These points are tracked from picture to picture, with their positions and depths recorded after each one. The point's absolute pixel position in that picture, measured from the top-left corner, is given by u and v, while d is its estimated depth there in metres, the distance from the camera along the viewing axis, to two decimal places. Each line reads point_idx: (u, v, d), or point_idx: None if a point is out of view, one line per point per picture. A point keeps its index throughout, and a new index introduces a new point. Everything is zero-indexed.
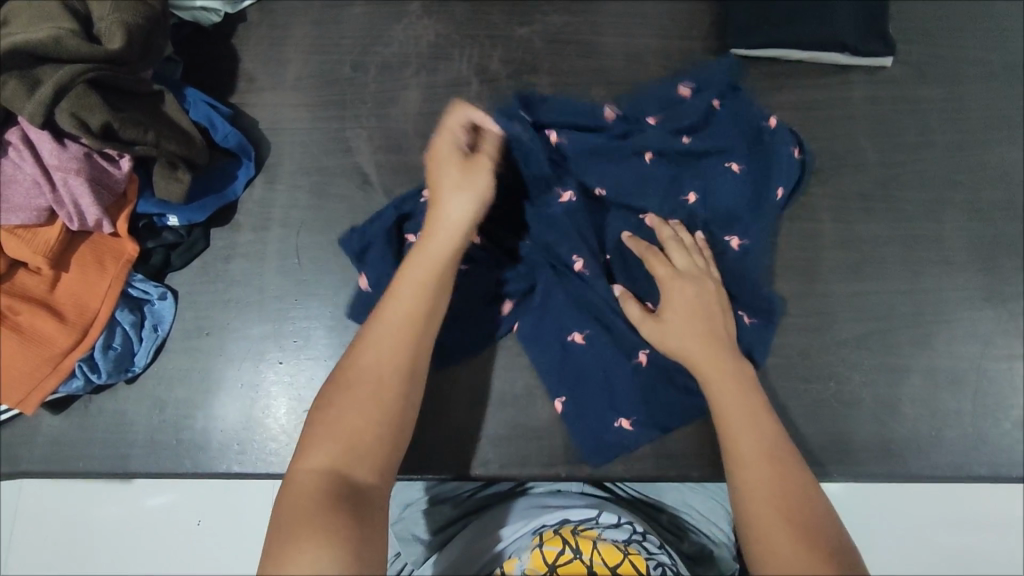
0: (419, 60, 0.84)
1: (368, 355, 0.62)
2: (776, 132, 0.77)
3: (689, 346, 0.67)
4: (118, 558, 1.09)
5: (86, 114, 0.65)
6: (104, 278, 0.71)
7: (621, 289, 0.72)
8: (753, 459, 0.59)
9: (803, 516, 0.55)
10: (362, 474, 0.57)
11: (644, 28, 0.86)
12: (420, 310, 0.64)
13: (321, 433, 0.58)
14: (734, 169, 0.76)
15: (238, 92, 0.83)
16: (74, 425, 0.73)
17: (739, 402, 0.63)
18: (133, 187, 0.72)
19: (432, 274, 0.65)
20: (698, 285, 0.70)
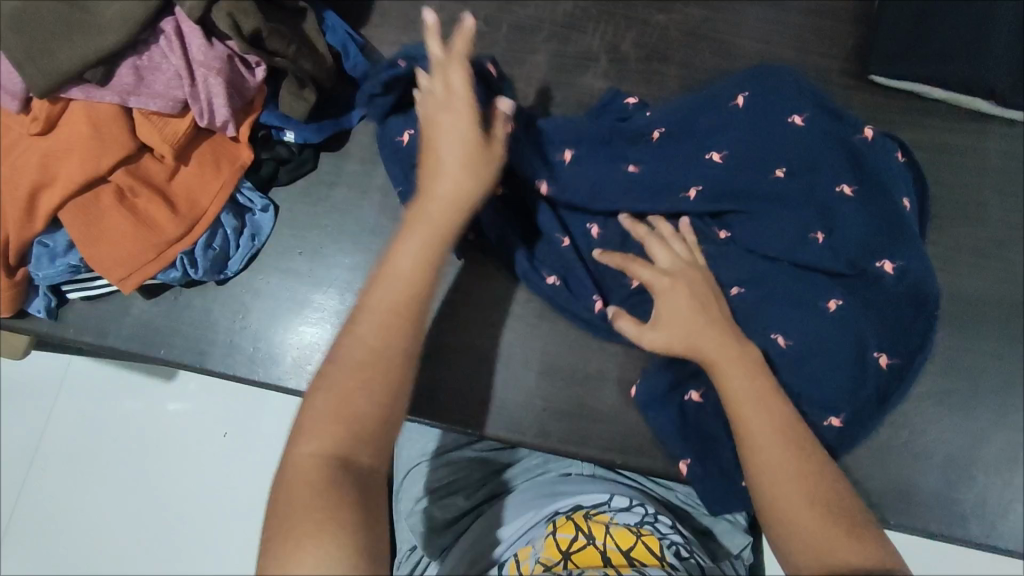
0: (552, 27, 0.84)
1: (357, 334, 0.58)
2: (872, 146, 0.74)
3: (704, 343, 0.64)
4: (145, 451, 1.13)
5: (241, 17, 0.66)
6: (218, 179, 0.73)
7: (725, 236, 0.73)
8: (770, 446, 0.59)
9: (833, 499, 0.57)
10: (364, 456, 0.54)
11: (784, 38, 0.84)
12: (413, 284, 0.60)
13: (316, 419, 0.54)
14: (846, 192, 0.72)
15: (370, 25, 0.84)
16: (162, 312, 0.76)
17: (753, 387, 0.62)
18: (260, 98, 0.74)
19: (426, 246, 0.62)
20: (674, 273, 0.67)
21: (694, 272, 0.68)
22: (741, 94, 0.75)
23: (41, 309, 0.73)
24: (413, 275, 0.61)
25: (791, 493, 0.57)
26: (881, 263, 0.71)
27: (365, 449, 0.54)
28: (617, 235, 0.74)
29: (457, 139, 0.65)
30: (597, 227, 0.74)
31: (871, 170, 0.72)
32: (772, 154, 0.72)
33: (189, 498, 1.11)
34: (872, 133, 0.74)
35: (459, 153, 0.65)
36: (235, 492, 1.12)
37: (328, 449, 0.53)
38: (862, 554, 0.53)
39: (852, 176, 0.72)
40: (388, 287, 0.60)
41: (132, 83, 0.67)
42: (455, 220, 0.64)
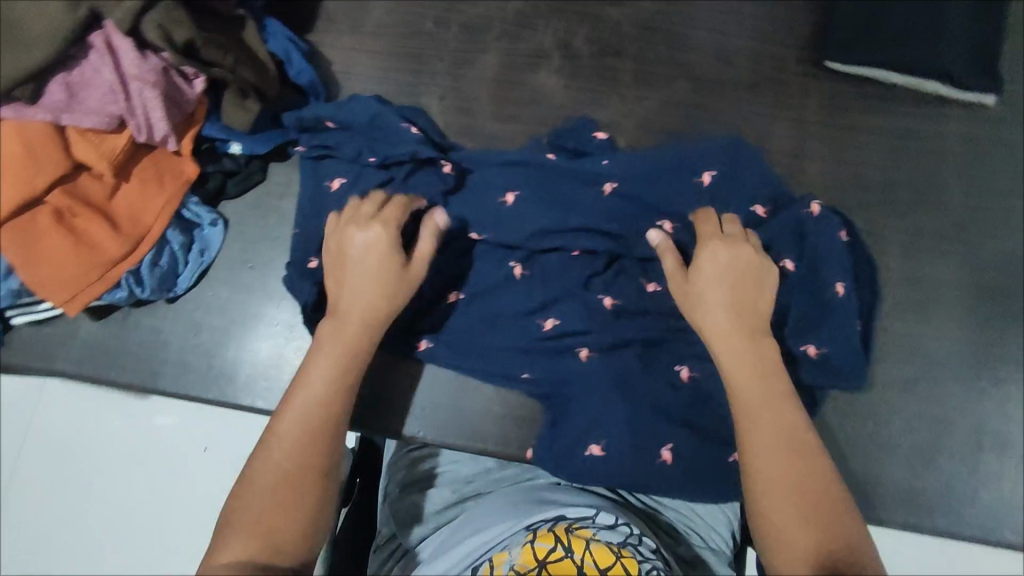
0: (503, 25, 0.82)
1: (273, 448, 0.56)
2: (817, 222, 0.70)
3: (710, 309, 0.63)
4: (102, 471, 1.03)
5: (173, 28, 0.65)
6: (162, 195, 0.71)
7: (661, 241, 0.69)
8: (772, 444, 0.57)
9: (823, 506, 0.55)
10: (287, 556, 0.52)
11: (738, 27, 0.83)
12: (334, 398, 0.59)
13: (229, 529, 0.52)
14: (789, 267, 0.70)
15: (317, 31, 0.82)
16: (112, 333, 0.74)
17: (761, 382, 0.60)
18: (201, 110, 0.72)
19: (340, 363, 0.60)
20: (725, 247, 0.65)
21: (746, 252, 0.65)
22: (710, 172, 0.73)
23: None
24: (326, 381, 0.59)
25: (775, 471, 0.56)
26: (806, 347, 0.68)
27: (284, 552, 0.52)
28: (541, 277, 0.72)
29: (372, 261, 0.63)
30: (520, 266, 0.72)
31: (794, 216, 0.70)
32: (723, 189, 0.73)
33: (156, 518, 1.03)
34: (820, 211, 0.70)
35: (373, 278, 0.63)
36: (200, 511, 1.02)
37: (247, 555, 0.51)
38: (827, 540, 0.53)
39: (794, 250, 0.70)
40: (302, 404, 0.58)
41: (64, 100, 0.65)
42: (370, 334, 0.62)
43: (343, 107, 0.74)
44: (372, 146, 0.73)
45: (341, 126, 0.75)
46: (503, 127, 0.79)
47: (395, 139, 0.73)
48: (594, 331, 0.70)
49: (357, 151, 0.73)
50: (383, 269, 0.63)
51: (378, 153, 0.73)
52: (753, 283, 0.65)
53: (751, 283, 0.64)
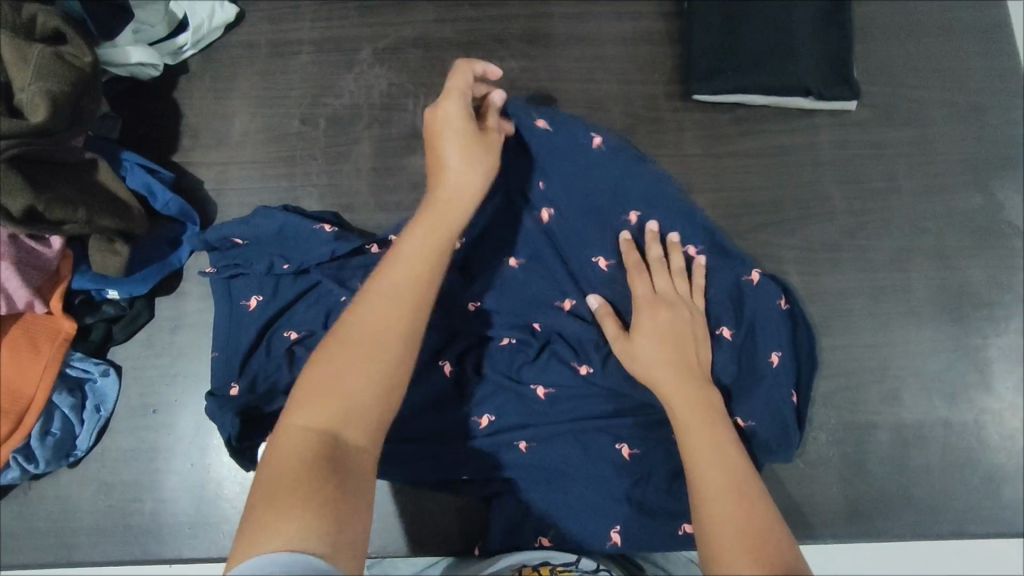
0: (372, 111, 0.81)
1: (365, 313, 0.54)
2: (757, 290, 0.72)
3: (658, 371, 0.64)
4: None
5: (7, 197, 0.61)
6: (38, 362, 0.67)
7: (600, 305, 0.70)
8: (720, 490, 0.54)
9: (774, 554, 0.49)
10: (354, 431, 0.50)
11: (604, 72, 0.84)
12: (422, 275, 0.57)
13: (313, 390, 0.51)
14: (727, 336, 0.70)
15: (181, 150, 0.79)
16: (15, 513, 0.70)
17: (704, 428, 0.59)
18: (67, 264, 0.69)
19: (434, 240, 0.59)
20: (665, 309, 0.67)
21: (684, 313, 0.68)
22: (637, 213, 0.74)
23: None
24: (416, 263, 0.57)
25: (728, 544, 0.50)
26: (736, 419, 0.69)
27: (354, 424, 0.50)
28: (467, 379, 0.72)
29: (458, 137, 0.63)
30: (450, 363, 0.72)
31: (732, 285, 0.72)
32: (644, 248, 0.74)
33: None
34: (758, 277, 0.72)
35: (464, 153, 0.63)
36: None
37: (320, 422, 0.50)
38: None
39: (732, 319, 0.71)
40: (394, 273, 0.56)
41: None
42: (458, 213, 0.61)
43: (248, 226, 0.71)
44: (284, 255, 0.71)
45: (249, 242, 0.72)
46: (390, 216, 0.78)
47: (307, 246, 0.71)
48: (533, 424, 0.70)
49: (269, 265, 0.70)
50: (467, 146, 0.63)
51: (292, 263, 0.70)
52: (692, 342, 0.66)
53: (692, 339, 0.67)
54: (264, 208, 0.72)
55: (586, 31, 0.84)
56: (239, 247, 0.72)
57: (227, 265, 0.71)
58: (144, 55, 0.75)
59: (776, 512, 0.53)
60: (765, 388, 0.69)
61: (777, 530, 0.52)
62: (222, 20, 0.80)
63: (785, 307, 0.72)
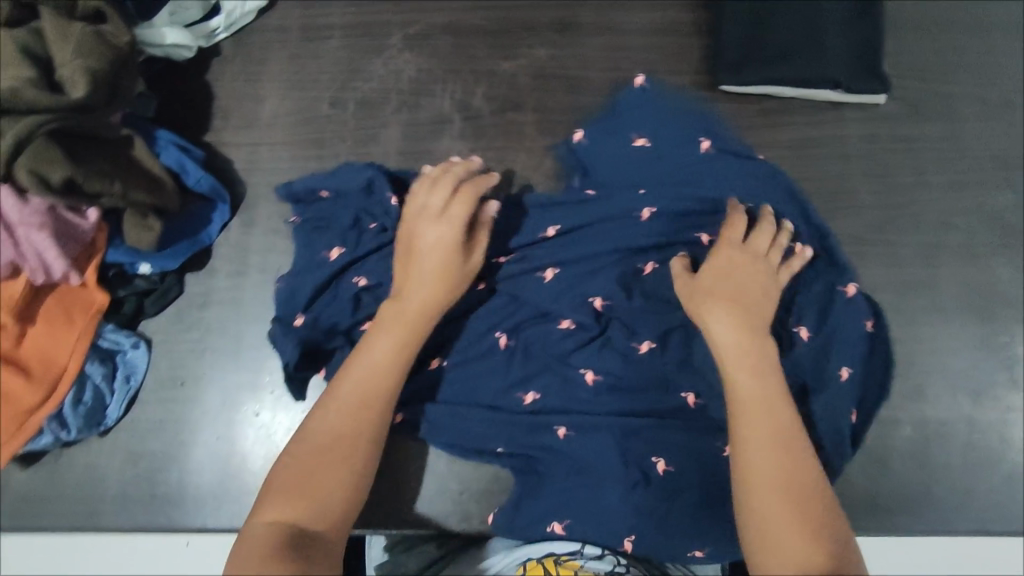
0: (401, 96, 0.82)
1: (332, 416, 0.61)
2: (849, 303, 0.73)
3: (719, 316, 0.64)
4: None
5: (47, 168, 0.62)
6: (72, 332, 0.69)
7: (679, 258, 0.70)
8: (764, 446, 0.57)
9: (813, 513, 0.54)
10: (318, 526, 0.56)
11: (632, 62, 0.84)
12: (389, 380, 0.63)
13: (281, 489, 0.57)
14: (805, 337, 0.71)
15: (213, 130, 0.81)
16: (45, 478, 0.71)
17: (756, 387, 0.60)
18: (101, 237, 0.70)
19: (399, 345, 0.64)
20: (744, 258, 0.68)
21: (762, 267, 0.68)
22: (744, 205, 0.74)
23: None
24: (383, 366, 0.63)
25: (769, 482, 0.55)
26: None
27: (321, 520, 0.56)
28: (503, 363, 0.73)
29: (440, 251, 0.66)
30: (505, 337, 0.73)
31: (823, 292, 0.73)
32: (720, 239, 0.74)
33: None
34: (854, 291, 0.73)
35: (439, 263, 0.66)
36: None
37: (286, 514, 0.56)
38: (819, 551, 0.52)
39: (813, 322, 0.72)
40: (361, 378, 0.62)
41: None
42: (427, 319, 0.65)
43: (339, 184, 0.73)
44: (368, 212, 0.72)
45: (334, 196, 0.74)
46: None
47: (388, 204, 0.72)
48: (574, 409, 0.71)
49: (352, 220, 0.72)
50: (441, 254, 0.66)
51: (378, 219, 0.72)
52: (761, 295, 0.66)
53: (761, 292, 0.66)
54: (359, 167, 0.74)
55: (615, 21, 0.85)
56: (322, 199, 0.74)
57: (313, 215, 0.74)
58: (179, 36, 0.76)
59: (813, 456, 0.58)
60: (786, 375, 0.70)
61: (820, 488, 0.56)
62: (255, 4, 0.81)
63: (869, 329, 0.73)
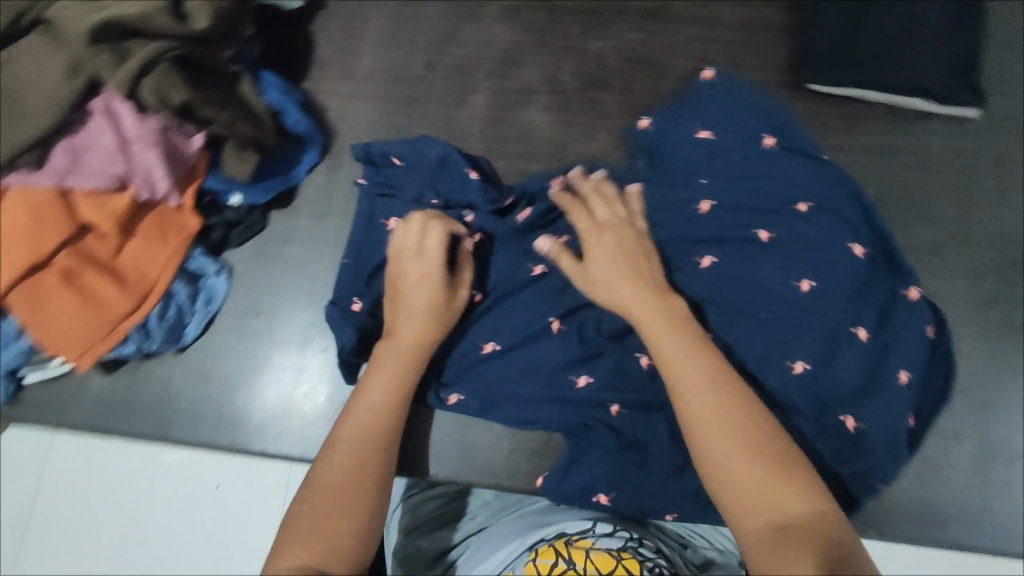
0: (492, 65, 0.85)
1: (338, 457, 0.60)
2: (913, 309, 0.72)
3: (619, 289, 0.65)
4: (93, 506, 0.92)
5: (170, 90, 0.66)
6: (165, 249, 0.73)
7: (552, 246, 0.69)
8: (698, 393, 0.58)
9: (754, 436, 0.56)
10: (338, 565, 0.53)
11: (719, 54, 0.85)
12: (391, 418, 0.64)
13: (292, 532, 0.54)
14: (862, 337, 0.70)
15: (310, 79, 0.84)
16: (123, 386, 0.75)
17: (672, 337, 0.62)
18: (202, 164, 0.73)
19: (396, 383, 0.65)
20: (610, 232, 0.68)
21: (625, 230, 0.69)
22: (807, 203, 0.74)
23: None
24: (384, 404, 0.64)
25: (721, 439, 0.55)
26: (846, 417, 0.69)
27: (337, 561, 0.53)
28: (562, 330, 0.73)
29: (426, 286, 0.69)
30: (558, 321, 0.73)
31: (887, 294, 0.72)
32: (782, 232, 0.73)
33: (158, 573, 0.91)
34: (917, 296, 0.72)
35: (424, 302, 0.69)
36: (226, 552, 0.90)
37: (303, 560, 0.52)
38: (800, 499, 0.52)
39: (874, 321, 0.71)
40: (360, 423, 0.62)
41: (67, 165, 0.67)
42: (418, 355, 0.68)
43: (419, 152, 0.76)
44: (435, 187, 0.76)
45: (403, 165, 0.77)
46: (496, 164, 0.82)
47: (457, 183, 0.76)
48: (630, 387, 0.72)
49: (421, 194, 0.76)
50: (426, 292, 0.69)
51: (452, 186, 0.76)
52: (644, 259, 0.68)
53: (642, 255, 0.68)
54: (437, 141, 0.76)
55: (706, 12, 0.86)
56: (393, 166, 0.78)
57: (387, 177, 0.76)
58: None
59: (749, 395, 0.59)
60: (851, 366, 0.70)
61: (764, 422, 0.57)
62: None
63: (931, 335, 0.72)
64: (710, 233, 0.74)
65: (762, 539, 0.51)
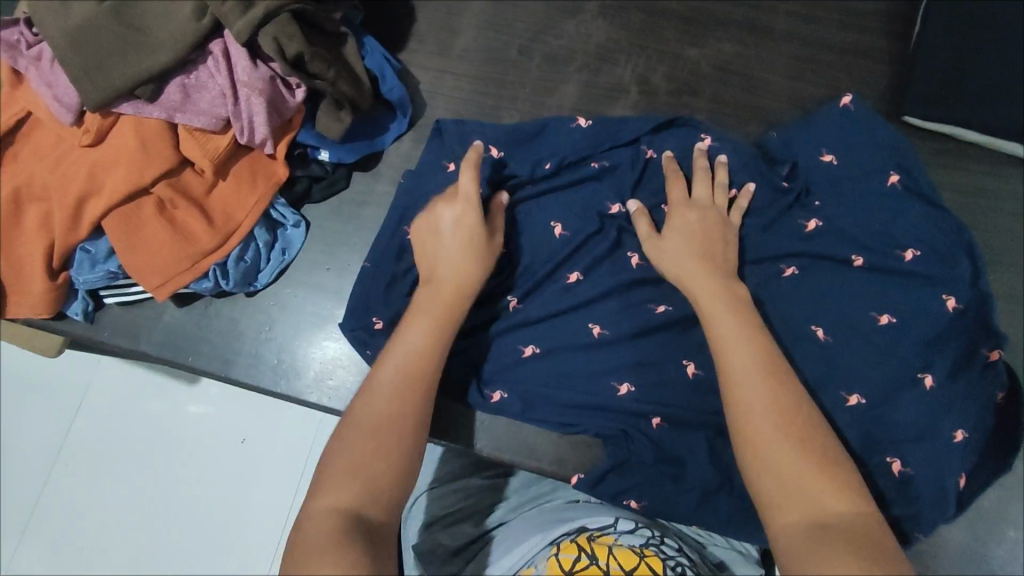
0: (585, 58, 0.86)
1: (376, 398, 0.59)
2: (995, 367, 0.70)
3: (683, 264, 0.67)
4: (148, 433, 1.09)
5: (285, 41, 0.69)
6: (254, 194, 0.75)
7: (635, 206, 0.74)
8: (751, 374, 0.57)
9: (801, 425, 0.55)
10: (375, 511, 0.53)
11: (814, 75, 0.84)
12: (428, 362, 0.62)
13: (335, 472, 0.55)
14: (928, 384, 0.69)
15: (408, 50, 0.86)
16: (193, 321, 0.78)
17: (732, 318, 0.62)
18: (298, 117, 0.76)
19: (434, 329, 0.64)
20: (696, 211, 0.71)
21: (711, 214, 0.72)
22: (913, 250, 0.73)
23: (79, 313, 0.76)
24: (422, 347, 0.63)
25: (766, 414, 0.55)
26: (890, 460, 0.68)
27: (376, 506, 0.54)
28: (624, 328, 0.73)
29: (463, 231, 0.69)
30: (599, 326, 0.74)
31: (965, 350, 0.70)
32: (880, 259, 0.73)
33: (189, 495, 1.06)
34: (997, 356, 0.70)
35: (463, 249, 0.68)
36: (252, 488, 1.06)
37: (344, 503, 0.53)
38: (841, 502, 0.51)
39: (944, 369, 0.69)
40: (398, 366, 0.61)
41: (179, 101, 0.70)
42: (458, 305, 0.66)
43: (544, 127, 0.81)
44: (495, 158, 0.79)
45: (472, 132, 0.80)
46: None
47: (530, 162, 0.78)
48: (676, 401, 0.71)
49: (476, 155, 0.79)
50: (470, 246, 0.68)
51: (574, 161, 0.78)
52: (721, 242, 0.70)
53: (720, 241, 0.70)
54: (573, 121, 0.80)
55: (806, 31, 0.86)
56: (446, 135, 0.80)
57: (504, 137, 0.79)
58: None
59: (802, 391, 0.58)
60: (915, 409, 0.68)
61: (816, 422, 0.56)
62: None
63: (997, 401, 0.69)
64: (780, 247, 0.75)
65: (798, 530, 0.50)
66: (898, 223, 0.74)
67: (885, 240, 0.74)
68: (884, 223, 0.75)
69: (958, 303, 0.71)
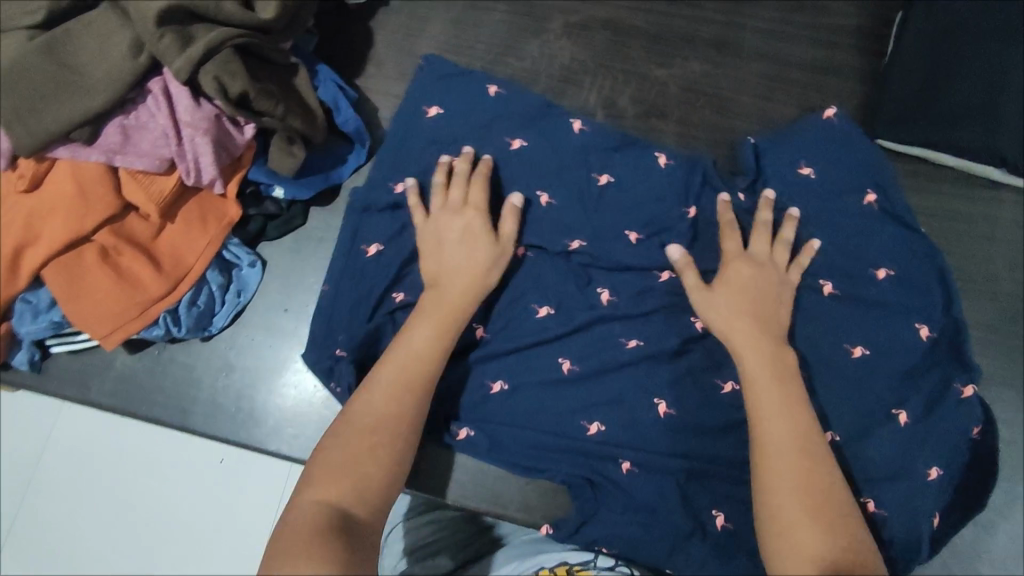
0: (549, 81, 0.83)
1: (372, 398, 0.58)
2: (967, 404, 0.68)
3: (739, 323, 0.63)
4: (100, 479, 0.98)
5: (228, 78, 0.65)
6: (204, 236, 0.72)
7: (681, 259, 0.69)
8: (789, 454, 0.55)
9: (832, 512, 0.52)
10: (360, 513, 0.52)
11: (785, 93, 0.82)
12: (429, 367, 0.61)
13: (324, 468, 0.53)
14: (903, 420, 0.68)
15: (364, 76, 0.83)
16: (147, 369, 0.75)
17: (777, 392, 0.59)
18: (249, 154, 0.72)
19: (438, 332, 0.63)
20: (757, 266, 0.67)
21: (774, 277, 0.67)
22: (886, 270, 0.71)
23: (24, 363, 0.72)
24: (424, 350, 0.62)
25: (792, 499, 0.53)
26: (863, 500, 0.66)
27: (360, 506, 0.52)
28: (592, 366, 0.71)
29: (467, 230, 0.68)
30: (569, 362, 0.71)
31: (939, 384, 0.68)
32: (855, 289, 0.71)
33: (146, 546, 0.96)
34: (971, 392, 0.68)
35: (470, 249, 0.67)
36: (214, 540, 0.96)
37: (330, 498, 0.51)
38: None
39: (917, 404, 0.68)
40: (398, 367, 0.60)
41: (119, 143, 0.67)
42: (463, 308, 0.65)
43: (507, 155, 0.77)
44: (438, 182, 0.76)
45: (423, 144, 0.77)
46: None
47: None
48: (646, 443, 0.69)
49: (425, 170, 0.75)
50: (475, 246, 0.67)
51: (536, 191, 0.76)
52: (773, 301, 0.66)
53: (775, 299, 0.66)
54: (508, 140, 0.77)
55: (776, 49, 0.83)
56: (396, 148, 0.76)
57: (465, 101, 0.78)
58: None
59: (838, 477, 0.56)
60: (888, 446, 0.67)
61: (845, 513, 0.53)
62: None
63: (974, 435, 0.67)
64: None
65: None
66: (872, 251, 0.72)
67: (859, 269, 0.72)
68: (859, 251, 0.72)
69: (932, 333, 0.69)
